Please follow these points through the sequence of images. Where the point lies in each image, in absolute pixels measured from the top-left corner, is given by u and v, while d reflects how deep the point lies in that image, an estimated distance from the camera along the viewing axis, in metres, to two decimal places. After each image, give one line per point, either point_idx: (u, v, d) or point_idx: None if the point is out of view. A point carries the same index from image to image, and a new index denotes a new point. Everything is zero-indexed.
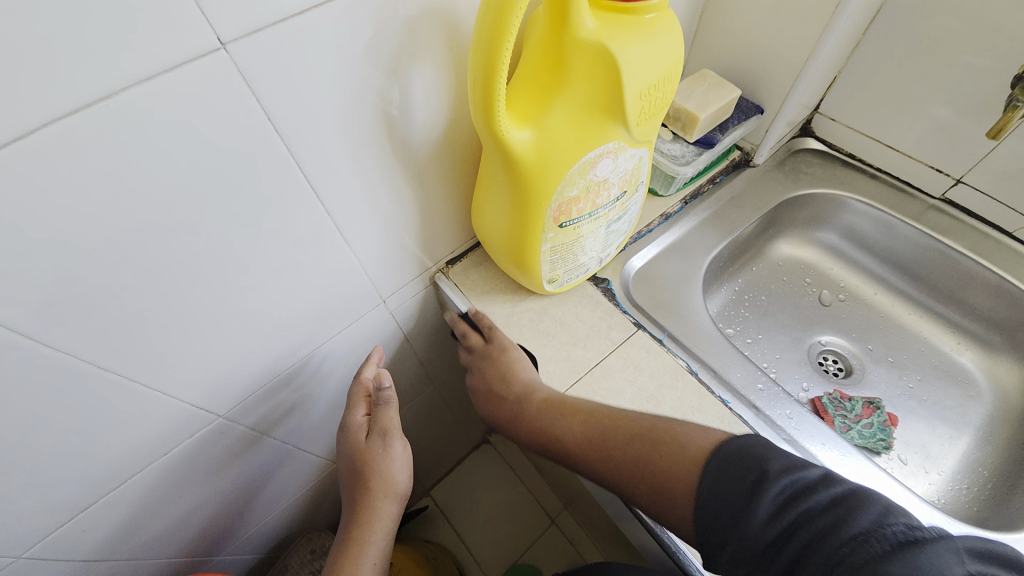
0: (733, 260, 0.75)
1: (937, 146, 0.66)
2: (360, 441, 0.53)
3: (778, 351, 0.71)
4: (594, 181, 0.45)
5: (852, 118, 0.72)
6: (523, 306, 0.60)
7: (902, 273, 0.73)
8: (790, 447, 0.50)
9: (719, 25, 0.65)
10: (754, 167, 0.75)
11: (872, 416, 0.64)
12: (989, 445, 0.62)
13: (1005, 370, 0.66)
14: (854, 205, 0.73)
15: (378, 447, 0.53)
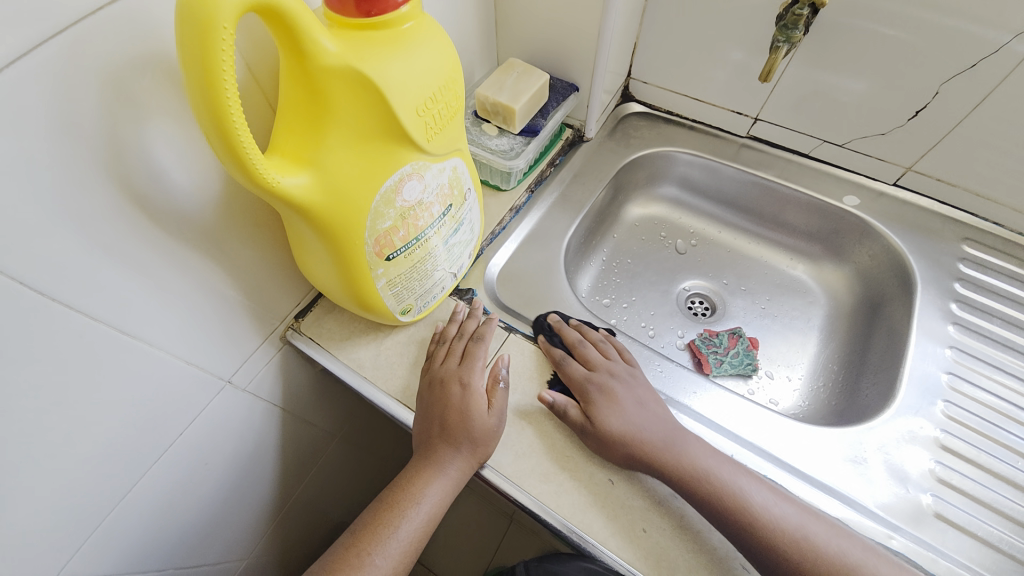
0: (592, 233, 0.77)
1: (732, 92, 0.73)
2: (441, 398, 0.48)
3: (652, 308, 0.76)
4: (407, 207, 0.42)
5: (660, 78, 0.77)
6: (389, 342, 0.56)
7: (737, 209, 0.80)
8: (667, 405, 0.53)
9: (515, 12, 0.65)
10: (589, 141, 0.77)
11: (737, 344, 0.69)
12: (833, 340, 0.70)
13: (830, 273, 0.74)
14: (682, 157, 0.79)
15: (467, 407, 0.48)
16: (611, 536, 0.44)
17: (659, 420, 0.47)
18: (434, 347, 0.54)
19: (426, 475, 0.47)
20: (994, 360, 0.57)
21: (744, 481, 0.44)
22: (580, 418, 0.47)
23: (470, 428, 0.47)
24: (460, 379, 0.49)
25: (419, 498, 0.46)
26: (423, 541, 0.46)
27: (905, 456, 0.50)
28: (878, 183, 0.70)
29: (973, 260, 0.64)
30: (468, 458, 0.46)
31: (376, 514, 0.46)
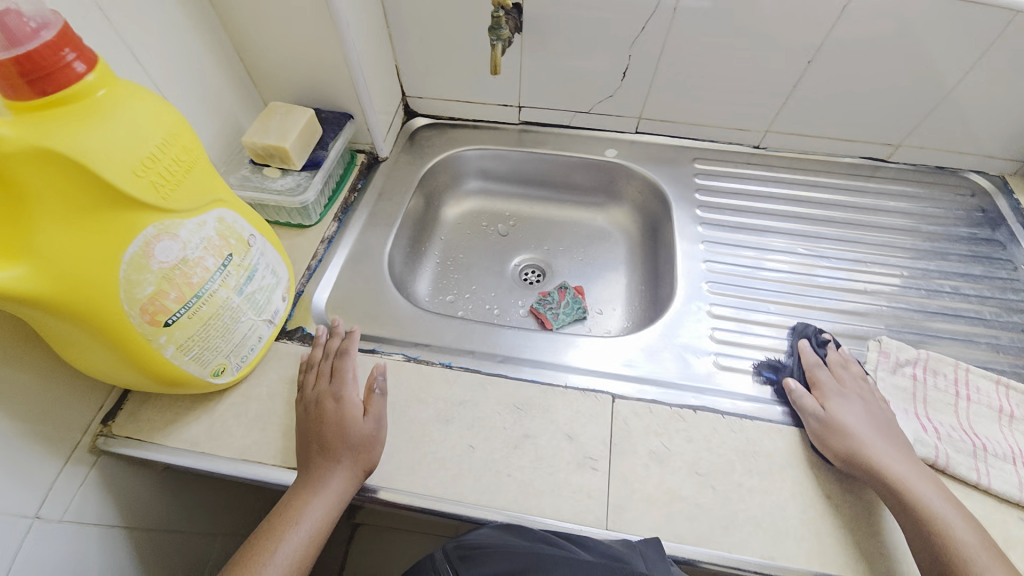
0: (416, 241, 0.82)
1: (491, 89, 0.83)
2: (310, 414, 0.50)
3: (492, 290, 0.82)
4: (168, 268, 0.41)
5: (430, 90, 0.84)
6: (222, 407, 0.53)
7: (535, 185, 0.90)
8: (508, 362, 0.59)
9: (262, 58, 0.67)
10: (385, 160, 0.81)
11: (566, 296, 0.79)
12: (637, 265, 0.83)
13: (619, 214, 0.88)
14: (474, 153, 0.87)
15: (336, 409, 0.50)
16: (484, 494, 0.48)
17: (865, 422, 0.51)
18: (303, 376, 0.54)
19: (305, 496, 0.46)
20: (736, 241, 0.74)
21: (901, 462, 0.47)
22: (358, 410, 0.50)
23: (346, 439, 0.48)
24: (336, 393, 0.51)
25: (300, 518, 0.45)
26: (308, 564, 0.45)
27: (690, 336, 0.63)
28: (626, 135, 0.86)
29: (705, 172, 0.82)
30: (351, 468, 0.47)
31: (254, 545, 0.44)
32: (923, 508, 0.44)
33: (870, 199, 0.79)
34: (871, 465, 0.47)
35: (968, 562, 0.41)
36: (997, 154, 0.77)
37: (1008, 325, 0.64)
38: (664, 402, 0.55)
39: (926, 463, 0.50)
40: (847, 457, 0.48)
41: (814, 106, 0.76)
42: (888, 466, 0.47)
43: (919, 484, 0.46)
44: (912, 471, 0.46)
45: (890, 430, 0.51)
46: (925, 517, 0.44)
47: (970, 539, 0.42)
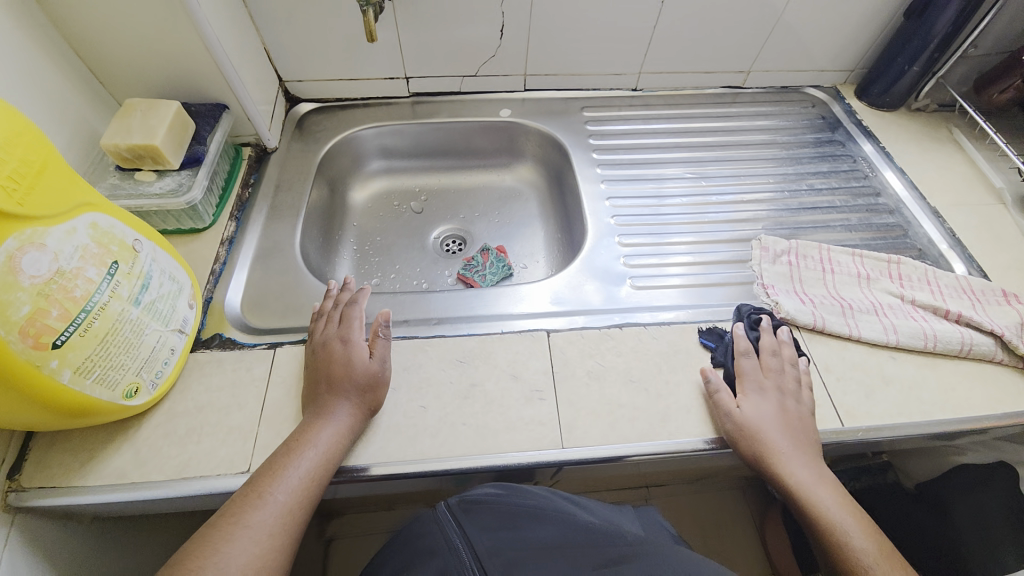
0: (327, 230, 0.79)
1: (373, 63, 0.81)
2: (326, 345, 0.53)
3: (416, 265, 0.82)
4: (41, 282, 0.37)
5: (309, 72, 0.81)
6: (145, 432, 0.49)
7: (440, 156, 0.91)
8: (444, 323, 0.60)
9: (105, 53, 0.60)
10: (275, 151, 0.77)
11: (489, 256, 0.81)
12: (550, 216, 0.87)
13: (526, 171, 0.92)
14: (371, 132, 0.85)
15: (340, 348, 0.52)
16: (443, 446, 0.50)
17: (770, 419, 0.50)
18: (316, 324, 0.57)
19: (315, 426, 0.47)
20: (632, 176, 0.80)
21: (782, 439, 0.50)
22: (361, 353, 0.52)
23: (359, 368, 0.51)
24: (341, 339, 0.53)
25: (307, 447, 0.46)
26: (314, 495, 0.45)
27: (606, 267, 0.68)
28: (517, 93, 0.89)
29: (595, 119, 0.87)
30: (355, 403, 0.49)
31: (263, 474, 0.45)
32: (813, 500, 0.47)
33: (735, 122, 0.89)
34: (773, 470, 0.49)
35: (839, 536, 0.46)
36: (825, 68, 0.90)
37: (854, 207, 0.76)
38: (592, 327, 0.60)
39: (810, 328, 0.59)
40: (756, 460, 0.50)
41: (676, 44, 0.84)
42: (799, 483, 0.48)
43: (820, 487, 0.48)
44: (832, 502, 0.47)
45: (804, 430, 0.51)
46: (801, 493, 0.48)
47: (865, 548, 0.45)
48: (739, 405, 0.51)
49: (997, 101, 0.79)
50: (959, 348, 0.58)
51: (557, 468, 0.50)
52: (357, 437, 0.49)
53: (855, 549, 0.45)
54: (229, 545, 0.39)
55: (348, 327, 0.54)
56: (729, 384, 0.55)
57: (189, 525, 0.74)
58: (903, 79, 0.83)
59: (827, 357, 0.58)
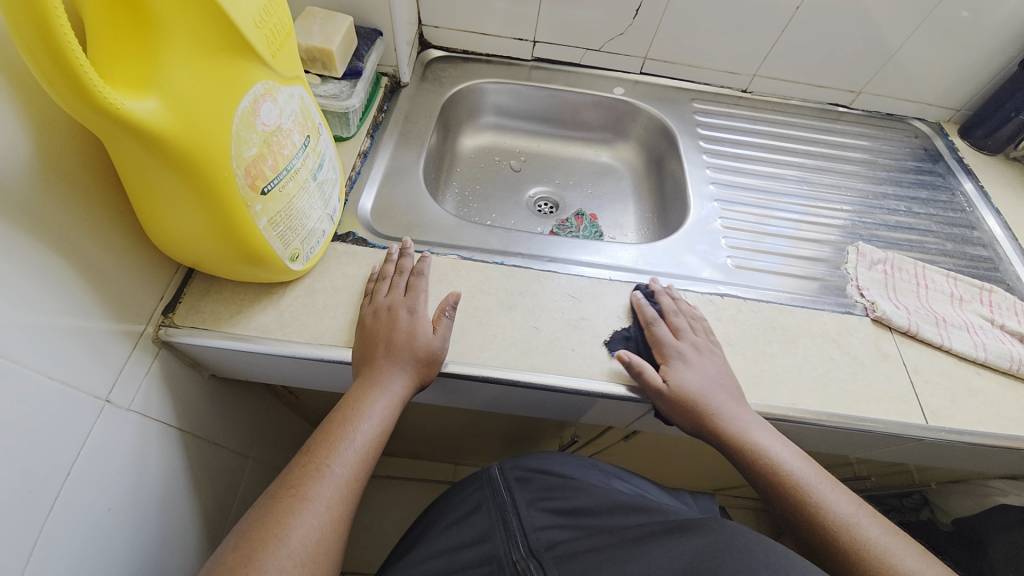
0: (438, 168, 0.84)
1: (507, 21, 0.85)
2: (386, 313, 0.51)
3: (511, 217, 0.87)
4: (267, 132, 0.42)
5: (447, 20, 0.86)
6: (287, 300, 0.54)
7: (546, 122, 0.95)
8: (556, 262, 0.63)
9: None
10: (406, 86, 0.82)
11: (582, 221, 0.86)
12: (642, 196, 0.91)
13: (623, 151, 0.95)
14: (490, 87, 0.90)
15: (404, 317, 0.51)
16: (552, 365, 0.53)
17: (710, 388, 0.52)
18: (374, 284, 0.55)
19: (370, 394, 0.47)
20: (732, 169, 0.83)
21: (806, 469, 0.50)
22: (658, 380, 0.52)
23: (419, 342, 0.50)
24: (688, 351, 0.54)
25: (370, 406, 0.46)
26: (366, 470, 0.44)
27: (705, 244, 0.71)
28: (631, 75, 0.92)
29: (703, 111, 0.90)
30: (689, 412, 0.51)
31: (319, 444, 0.44)
32: (826, 510, 0.47)
33: (837, 137, 0.91)
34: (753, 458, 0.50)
35: (876, 552, 0.45)
36: (935, 103, 0.92)
37: (948, 235, 0.78)
38: (692, 291, 0.63)
39: (903, 331, 0.61)
40: (744, 463, 0.50)
41: (796, 52, 0.86)
42: (751, 439, 0.50)
43: (823, 486, 0.49)
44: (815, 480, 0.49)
45: (727, 379, 0.53)
46: (819, 506, 0.48)
47: (904, 561, 0.44)
48: (665, 380, 0.52)
49: None
50: None
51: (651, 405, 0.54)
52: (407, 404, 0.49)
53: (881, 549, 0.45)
54: (295, 517, 0.38)
55: (410, 298, 0.53)
56: (821, 364, 0.58)
57: (263, 414, 0.79)
58: (1006, 126, 0.85)
59: (916, 360, 0.60)
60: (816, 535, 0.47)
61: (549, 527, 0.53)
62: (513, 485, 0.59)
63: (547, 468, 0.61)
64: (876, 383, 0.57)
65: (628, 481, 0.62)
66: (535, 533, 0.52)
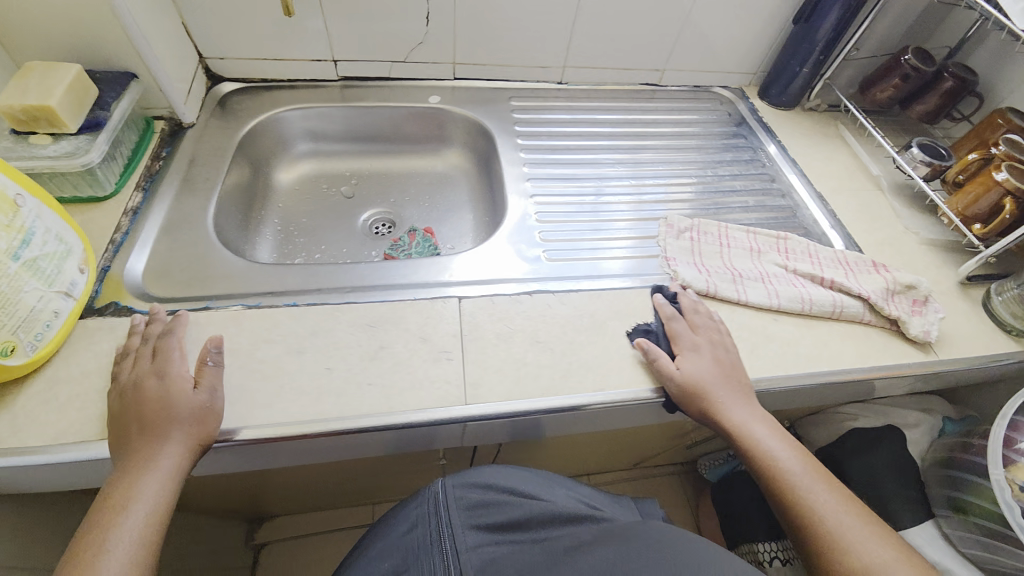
0: (248, 208, 0.78)
1: (298, 43, 0.81)
2: (130, 388, 0.46)
3: (342, 246, 0.82)
4: None
5: (231, 50, 0.80)
6: (22, 399, 0.47)
7: (371, 140, 0.91)
8: (357, 291, 0.60)
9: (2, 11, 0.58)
10: (190, 126, 0.76)
11: (415, 236, 0.83)
12: (477, 200, 0.89)
13: (454, 157, 0.93)
14: (297, 114, 0.85)
15: (153, 386, 0.46)
16: (345, 406, 0.50)
17: (710, 372, 0.55)
18: (120, 359, 0.49)
19: (126, 486, 0.42)
20: (551, 161, 0.83)
21: (792, 460, 0.54)
22: (670, 367, 0.55)
23: (174, 406, 0.45)
24: (690, 349, 0.57)
25: (129, 495, 0.42)
26: (150, 563, 0.41)
27: (523, 243, 0.71)
28: (446, 81, 0.91)
29: (521, 108, 0.90)
30: (695, 401, 0.54)
31: (79, 561, 0.39)
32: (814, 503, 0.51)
33: (651, 114, 0.95)
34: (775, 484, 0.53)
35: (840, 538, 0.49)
36: (732, 70, 0.98)
37: (751, 191, 0.84)
38: (502, 293, 0.62)
39: (704, 293, 0.65)
40: (701, 414, 0.54)
41: (595, 39, 0.88)
42: (748, 430, 0.54)
43: (817, 487, 0.52)
44: (798, 469, 0.53)
45: (733, 371, 0.56)
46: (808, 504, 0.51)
47: (828, 501, 0.51)
48: (678, 367, 0.55)
49: (879, 100, 0.90)
50: (832, 309, 0.65)
51: (462, 426, 0.52)
52: (191, 475, 0.45)
53: (840, 525, 0.50)
54: None
55: (164, 360, 0.48)
56: (628, 342, 0.59)
57: (79, 518, 0.69)
58: (796, 79, 0.92)
59: (718, 320, 0.63)
60: (811, 542, 0.50)
61: (484, 547, 0.54)
62: (451, 504, 0.58)
63: (488, 482, 0.60)
64: (681, 350, 0.59)
65: (569, 486, 0.64)
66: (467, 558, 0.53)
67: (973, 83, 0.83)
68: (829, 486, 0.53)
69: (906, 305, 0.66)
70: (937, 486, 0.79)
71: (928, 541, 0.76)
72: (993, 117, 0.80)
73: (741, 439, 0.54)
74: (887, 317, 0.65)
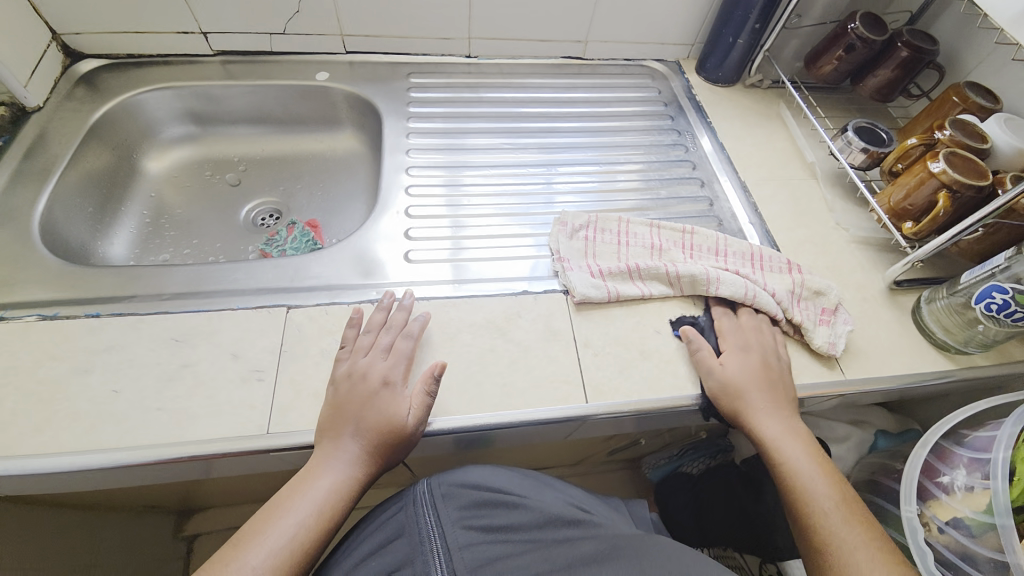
0: (106, 199, 0.72)
1: (157, 13, 0.72)
2: (369, 350, 0.50)
3: (217, 240, 0.76)
4: None
5: (85, 23, 0.72)
6: None
7: (260, 122, 0.83)
8: (176, 298, 0.53)
9: None
10: (38, 111, 0.70)
11: (295, 229, 0.76)
12: (372, 188, 0.82)
13: (352, 140, 0.85)
14: (167, 92, 0.77)
15: (379, 359, 0.49)
16: (126, 434, 0.44)
17: (745, 365, 0.52)
18: (354, 334, 0.51)
19: (325, 463, 0.44)
20: (444, 146, 0.75)
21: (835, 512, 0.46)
22: (333, 386, 0.47)
23: (368, 415, 0.46)
24: (389, 379, 0.48)
25: (309, 491, 0.43)
26: (318, 542, 0.42)
27: (391, 240, 0.64)
28: (339, 56, 0.82)
29: (420, 86, 0.81)
30: (372, 456, 0.45)
31: (247, 534, 0.42)
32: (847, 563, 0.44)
33: (571, 92, 0.86)
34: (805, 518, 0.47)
35: None
36: (665, 41, 0.87)
37: (667, 180, 0.75)
38: (344, 302, 0.55)
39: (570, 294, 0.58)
40: (733, 418, 0.51)
41: (499, 8, 0.79)
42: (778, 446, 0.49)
43: (858, 546, 0.44)
44: (814, 474, 0.48)
45: (767, 359, 0.54)
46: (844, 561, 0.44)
47: (857, 544, 0.44)
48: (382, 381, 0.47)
49: (824, 74, 0.80)
50: (722, 315, 0.57)
51: (268, 457, 0.46)
52: (352, 490, 0.44)
53: (857, 559, 0.43)
54: None
55: (370, 351, 0.50)
56: (477, 359, 0.53)
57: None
58: (731, 52, 0.81)
59: (590, 334, 0.56)
60: None
61: (478, 551, 0.47)
62: (439, 502, 0.51)
63: (477, 481, 0.53)
64: (538, 369, 0.53)
65: (558, 487, 0.57)
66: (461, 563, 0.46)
67: (930, 52, 0.72)
68: (862, 530, 0.45)
69: (813, 311, 0.59)
70: None
71: None
72: (946, 93, 0.68)
73: (773, 458, 0.49)
74: (791, 323, 0.58)
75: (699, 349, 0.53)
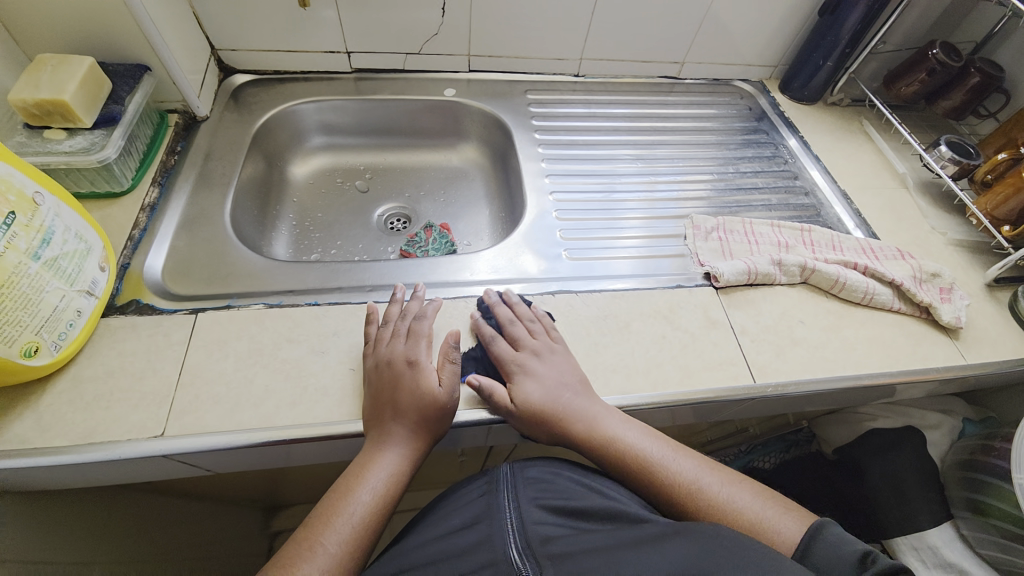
0: (264, 203, 0.78)
1: (312, 35, 0.79)
2: (389, 344, 0.51)
3: (358, 242, 0.81)
4: None
5: (245, 42, 0.78)
6: (50, 398, 0.47)
7: (385, 134, 0.90)
8: (379, 290, 0.59)
9: (21, 3, 0.57)
10: (205, 120, 0.75)
11: (433, 232, 0.82)
12: (492, 194, 0.88)
13: (470, 151, 0.92)
14: (311, 106, 0.83)
15: (408, 351, 0.50)
16: None
17: (553, 391, 0.51)
18: (376, 330, 0.53)
19: (376, 452, 0.46)
20: (569, 156, 0.82)
21: (685, 463, 0.49)
22: (508, 397, 0.50)
23: (428, 398, 0.48)
24: (536, 354, 0.54)
25: (378, 467, 0.46)
26: (381, 523, 0.45)
27: (543, 239, 0.70)
28: (461, 74, 0.89)
29: (537, 101, 0.89)
30: (544, 424, 0.50)
31: (316, 520, 0.43)
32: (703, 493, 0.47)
33: (671, 108, 0.94)
34: (653, 475, 0.49)
35: (728, 507, 0.47)
36: (753, 63, 0.96)
37: (774, 188, 0.82)
38: (524, 293, 0.61)
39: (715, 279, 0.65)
40: (551, 434, 0.50)
41: (612, 34, 0.87)
42: (600, 429, 0.50)
43: (705, 474, 0.49)
44: (638, 435, 0.51)
45: (575, 375, 0.53)
46: (694, 492, 0.47)
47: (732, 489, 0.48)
48: (513, 397, 0.50)
49: (903, 94, 0.89)
50: (863, 295, 0.65)
51: (487, 427, 0.51)
52: (411, 467, 0.47)
53: (714, 487, 0.48)
54: None
55: (395, 342, 0.51)
56: (651, 343, 0.59)
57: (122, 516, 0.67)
58: (819, 74, 0.90)
59: (742, 322, 0.62)
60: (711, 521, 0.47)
61: (551, 526, 0.47)
62: (518, 482, 0.52)
63: (552, 466, 0.55)
64: (706, 353, 0.59)
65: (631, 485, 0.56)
66: (534, 531, 0.46)
67: (998, 80, 0.80)
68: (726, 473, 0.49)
69: (934, 292, 0.66)
70: (955, 487, 0.77)
71: (947, 543, 0.75)
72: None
73: (601, 445, 0.50)
74: (917, 304, 0.65)
75: (499, 352, 0.54)
